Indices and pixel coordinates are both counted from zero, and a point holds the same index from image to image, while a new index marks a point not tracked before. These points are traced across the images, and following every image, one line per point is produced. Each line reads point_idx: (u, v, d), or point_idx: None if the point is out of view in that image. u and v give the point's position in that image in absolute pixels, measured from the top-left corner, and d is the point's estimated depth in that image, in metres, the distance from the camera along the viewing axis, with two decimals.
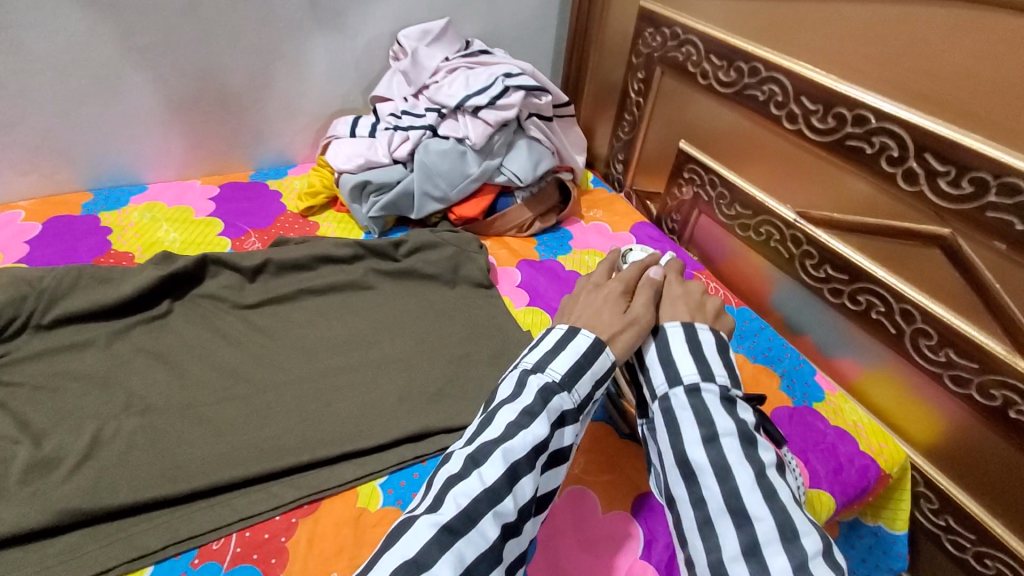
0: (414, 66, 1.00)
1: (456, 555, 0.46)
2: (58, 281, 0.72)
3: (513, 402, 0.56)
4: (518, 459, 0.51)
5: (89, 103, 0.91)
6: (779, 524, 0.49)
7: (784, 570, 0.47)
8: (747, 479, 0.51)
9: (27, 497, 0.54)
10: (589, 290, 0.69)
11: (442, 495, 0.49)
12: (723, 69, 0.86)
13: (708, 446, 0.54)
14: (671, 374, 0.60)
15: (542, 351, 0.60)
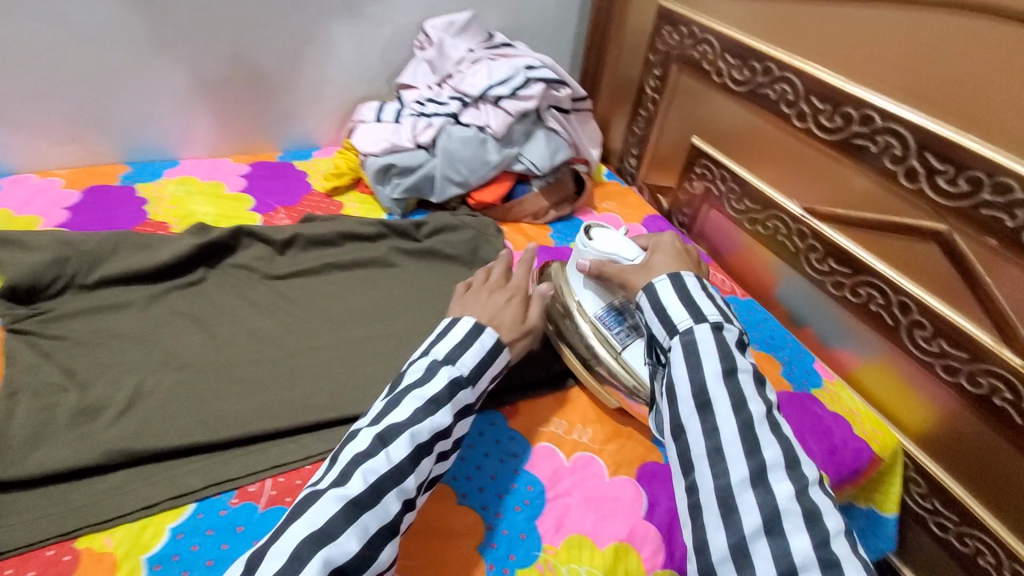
0: (440, 56, 1.05)
1: (363, 524, 0.47)
2: (100, 244, 0.77)
3: (421, 388, 0.56)
4: (423, 443, 0.52)
5: (128, 78, 0.95)
6: (785, 452, 0.50)
7: (789, 494, 0.48)
8: (759, 412, 0.52)
9: (76, 438, 0.58)
10: (486, 290, 0.68)
11: (350, 470, 0.50)
12: (738, 68, 0.90)
13: (727, 380, 0.53)
14: (693, 312, 0.58)
15: (452, 338, 0.60)
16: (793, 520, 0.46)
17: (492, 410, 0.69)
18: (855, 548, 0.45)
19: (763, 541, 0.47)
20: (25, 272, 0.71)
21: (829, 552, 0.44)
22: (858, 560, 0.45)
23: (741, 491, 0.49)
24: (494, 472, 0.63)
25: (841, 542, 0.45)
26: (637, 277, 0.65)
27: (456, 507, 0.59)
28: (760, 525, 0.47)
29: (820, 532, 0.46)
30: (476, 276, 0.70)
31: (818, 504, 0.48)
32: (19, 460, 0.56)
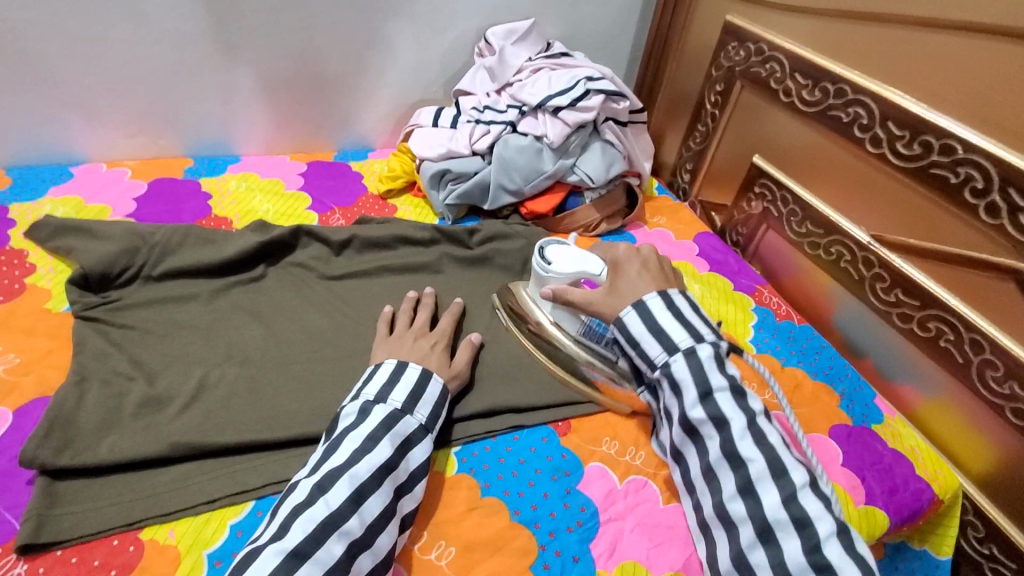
0: (501, 64, 1.04)
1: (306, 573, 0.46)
2: (168, 237, 0.79)
3: (357, 429, 0.56)
4: (365, 482, 0.52)
5: (195, 75, 0.97)
6: (768, 462, 0.56)
7: (775, 503, 0.54)
8: (741, 428, 0.58)
9: (142, 428, 0.59)
10: (412, 335, 0.70)
11: (289, 521, 0.49)
12: (808, 89, 0.87)
13: (704, 403, 0.59)
14: (665, 344, 0.63)
15: (378, 382, 0.61)
16: (784, 528, 0.53)
17: (542, 425, 0.69)
18: (847, 550, 0.50)
19: (760, 550, 0.53)
20: (98, 261, 0.74)
21: (820, 557, 0.50)
22: (850, 559, 0.49)
23: (733, 503, 0.56)
24: (547, 489, 0.62)
25: (832, 545, 0.50)
26: (605, 303, 0.67)
27: (509, 524, 0.59)
28: (756, 536, 0.54)
29: (811, 537, 0.51)
30: (402, 315, 0.73)
31: (808, 510, 0.53)
32: (89, 447, 0.57)
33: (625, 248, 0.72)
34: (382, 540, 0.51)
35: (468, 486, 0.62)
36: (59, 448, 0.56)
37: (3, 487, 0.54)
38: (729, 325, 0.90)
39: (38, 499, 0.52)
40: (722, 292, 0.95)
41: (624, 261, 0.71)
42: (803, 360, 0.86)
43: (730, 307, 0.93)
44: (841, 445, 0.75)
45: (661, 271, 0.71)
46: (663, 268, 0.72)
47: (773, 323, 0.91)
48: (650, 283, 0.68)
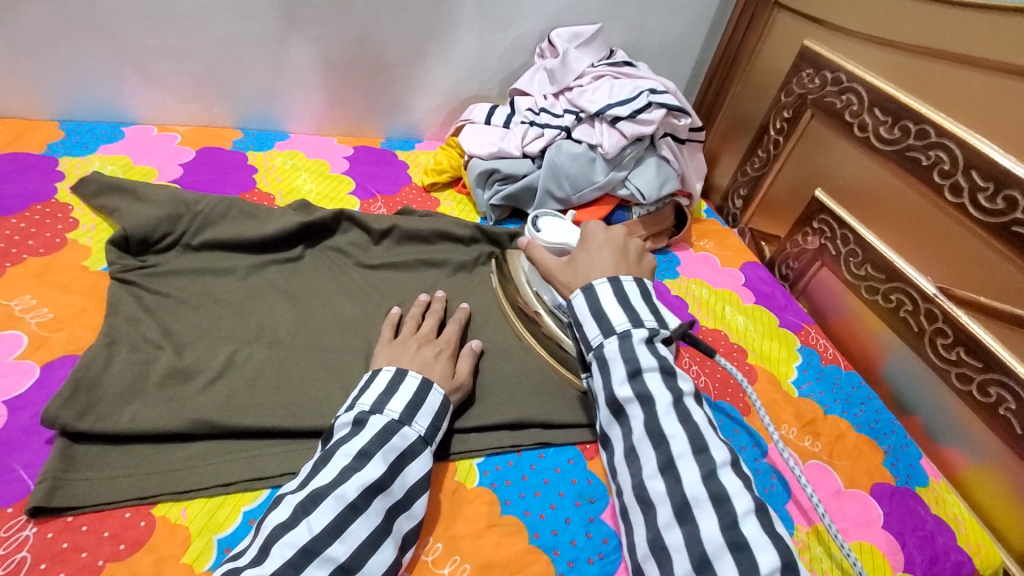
0: (562, 67, 1.00)
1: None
2: (212, 208, 0.78)
3: (349, 443, 0.53)
4: (351, 505, 0.49)
5: (256, 47, 0.96)
6: (690, 440, 0.53)
7: (694, 479, 0.51)
8: (665, 404, 0.55)
9: (166, 400, 0.58)
10: (416, 341, 0.66)
11: (268, 547, 0.45)
12: (887, 126, 0.83)
13: (632, 381, 0.57)
14: (603, 328, 0.60)
15: (375, 392, 0.57)
16: (701, 506, 0.50)
17: (569, 446, 0.66)
18: (763, 526, 0.48)
19: (676, 529, 0.50)
20: (141, 225, 0.73)
21: (736, 535, 0.47)
22: (765, 536, 0.47)
23: (653, 482, 0.53)
24: (569, 515, 0.59)
25: (749, 523, 0.48)
26: (563, 274, 0.68)
27: (527, 548, 0.56)
28: (673, 515, 0.51)
29: (728, 514, 0.49)
30: (409, 320, 0.70)
31: (725, 487, 0.50)
32: (112, 413, 0.56)
33: (596, 225, 0.71)
34: (372, 565, 0.48)
35: (489, 501, 0.59)
36: (81, 412, 0.54)
37: (22, 443, 0.53)
38: (771, 363, 0.86)
39: (54, 461, 0.51)
40: (766, 327, 0.91)
41: (591, 236, 0.70)
42: (848, 410, 0.81)
43: (774, 344, 0.88)
44: (881, 505, 0.70)
45: (625, 250, 0.69)
46: (628, 251, 0.69)
47: (818, 366, 0.86)
48: (607, 260, 0.67)
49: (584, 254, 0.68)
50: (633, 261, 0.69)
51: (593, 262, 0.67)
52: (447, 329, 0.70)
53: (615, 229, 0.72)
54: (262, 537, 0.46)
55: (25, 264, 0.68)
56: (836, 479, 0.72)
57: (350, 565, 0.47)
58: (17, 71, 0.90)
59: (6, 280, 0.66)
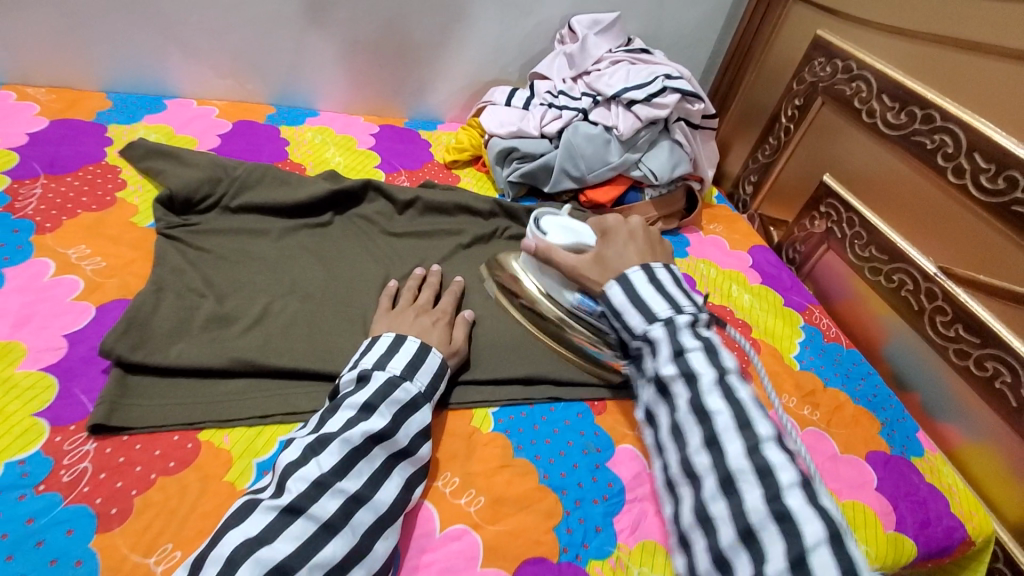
0: (581, 52, 1.05)
1: (301, 525, 0.46)
2: (249, 173, 0.84)
3: (354, 397, 0.56)
4: (356, 448, 0.52)
5: (290, 26, 1.01)
6: (735, 415, 0.52)
7: (739, 454, 0.50)
8: (708, 380, 0.54)
9: (209, 340, 0.63)
10: (413, 311, 0.69)
11: (284, 482, 0.49)
12: (894, 111, 0.86)
13: (676, 359, 0.56)
14: (645, 313, 0.60)
15: (377, 353, 0.61)
16: (746, 479, 0.49)
17: (579, 401, 0.70)
18: (809, 499, 0.46)
19: (721, 502, 0.50)
20: (184, 185, 0.79)
21: (781, 506, 0.47)
22: (812, 509, 0.46)
23: (697, 457, 0.53)
24: (577, 461, 0.63)
25: (795, 495, 0.47)
26: (593, 273, 0.67)
27: (537, 487, 0.60)
28: (718, 488, 0.50)
29: (773, 486, 0.48)
30: (405, 292, 0.72)
31: (771, 460, 0.50)
32: (160, 349, 0.61)
33: (614, 218, 0.72)
34: (381, 496, 0.51)
35: (502, 445, 0.63)
36: (134, 345, 0.60)
37: (82, 371, 0.59)
38: (774, 338, 0.89)
39: (111, 387, 0.56)
40: (771, 306, 0.94)
41: (612, 229, 0.71)
42: (847, 384, 0.84)
43: (778, 321, 0.92)
44: (875, 471, 0.74)
45: (649, 242, 0.70)
46: (649, 238, 0.71)
47: (820, 343, 0.90)
48: (635, 252, 0.67)
49: (610, 249, 0.68)
50: (661, 253, 0.70)
51: (624, 255, 0.67)
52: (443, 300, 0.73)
53: (630, 216, 0.73)
54: (277, 474, 0.49)
55: (79, 217, 0.74)
56: (833, 445, 0.75)
57: (362, 496, 0.50)
58: (69, 44, 0.96)
59: (63, 230, 0.71)
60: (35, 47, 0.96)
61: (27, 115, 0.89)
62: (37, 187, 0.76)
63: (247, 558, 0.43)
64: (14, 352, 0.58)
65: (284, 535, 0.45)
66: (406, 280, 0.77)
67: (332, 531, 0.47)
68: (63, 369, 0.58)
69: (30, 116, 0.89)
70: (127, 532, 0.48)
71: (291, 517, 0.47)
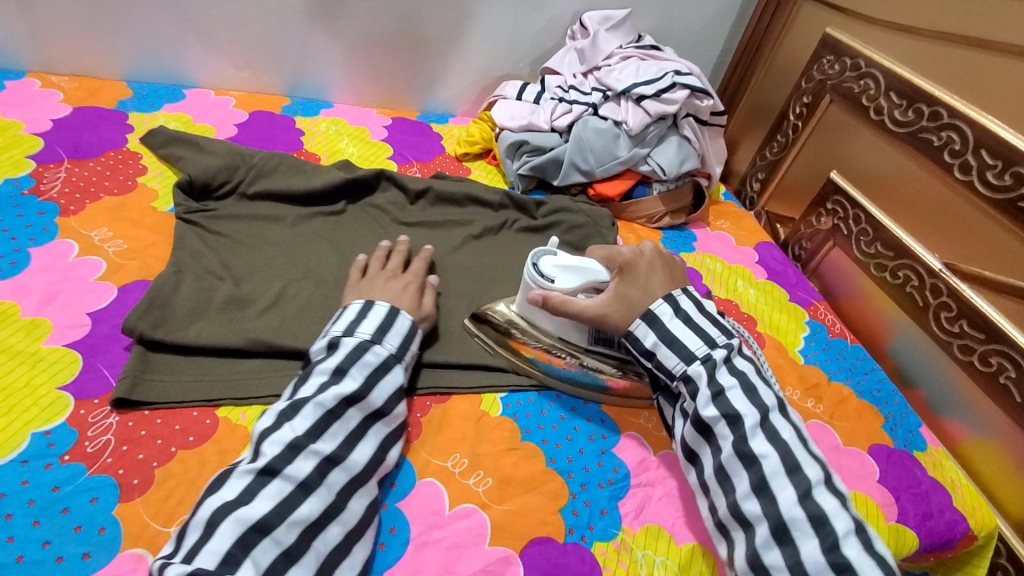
0: (592, 47, 1.05)
1: (278, 485, 0.49)
2: (265, 161, 0.86)
3: (323, 363, 0.58)
4: (329, 410, 0.54)
5: (306, 19, 1.03)
6: (783, 459, 0.55)
7: (790, 500, 0.53)
8: (753, 424, 0.56)
9: (227, 321, 0.65)
10: (383, 277, 0.70)
11: (260, 446, 0.51)
12: (902, 108, 0.87)
13: (717, 401, 0.58)
14: (681, 352, 0.62)
15: (347, 318, 0.62)
16: (801, 528, 0.51)
17: None
18: (866, 548, 0.49)
19: (776, 550, 0.51)
20: (203, 172, 0.81)
21: (839, 556, 0.49)
22: (868, 558, 0.49)
23: (747, 503, 0.54)
24: (582, 445, 0.65)
25: (851, 543, 0.50)
26: (618, 314, 0.65)
27: (544, 469, 0.62)
28: (771, 535, 0.52)
29: (830, 535, 0.50)
30: (375, 261, 0.73)
31: (824, 506, 0.52)
32: (180, 328, 0.63)
33: (629, 248, 0.69)
34: (355, 456, 0.54)
35: (510, 429, 0.65)
36: (155, 324, 0.62)
37: (105, 347, 0.61)
38: (779, 332, 0.90)
39: (133, 362, 0.58)
40: (776, 301, 0.95)
41: (631, 260, 0.68)
42: (851, 379, 0.85)
43: (783, 316, 0.93)
44: (878, 463, 0.75)
45: (667, 267, 0.69)
46: (665, 263, 0.69)
47: (824, 338, 0.91)
48: (659, 286, 0.66)
49: (633, 289, 0.66)
50: (680, 277, 0.69)
51: (649, 291, 0.66)
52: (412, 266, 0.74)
53: (641, 243, 0.70)
54: (254, 439, 0.52)
55: (102, 201, 0.76)
56: (836, 437, 0.76)
57: (336, 457, 0.53)
58: (92, 33, 0.98)
59: (86, 213, 0.74)
60: (58, 37, 0.98)
61: (51, 101, 0.91)
62: (61, 171, 0.78)
63: (228, 516, 0.46)
64: (40, 327, 0.60)
65: (262, 496, 0.48)
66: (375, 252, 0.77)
67: (308, 490, 0.50)
68: (88, 346, 0.60)
69: (54, 103, 0.91)
70: (148, 501, 0.50)
71: (267, 478, 0.49)
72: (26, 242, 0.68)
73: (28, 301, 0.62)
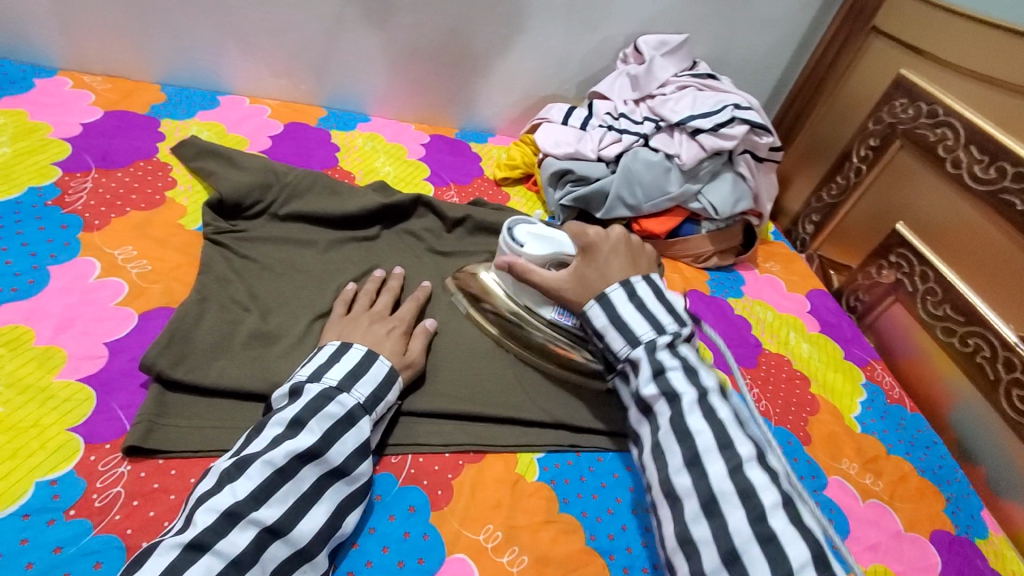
0: (647, 75, 1.00)
1: (206, 563, 0.43)
2: (299, 180, 0.81)
3: (282, 413, 0.52)
4: (279, 471, 0.48)
5: (348, 29, 0.99)
6: (715, 434, 0.52)
7: (720, 475, 0.50)
8: (690, 400, 0.54)
9: (251, 360, 0.61)
10: (368, 319, 0.65)
11: (192, 513, 0.45)
12: (982, 165, 0.80)
13: (656, 379, 0.56)
14: (627, 336, 0.59)
15: (316, 362, 0.57)
16: (729, 501, 0.48)
17: (626, 453, 0.65)
18: (792, 520, 0.46)
19: (703, 524, 0.49)
20: (234, 190, 0.77)
21: (765, 528, 0.46)
22: (795, 529, 0.46)
23: (678, 477, 0.52)
24: (625, 521, 0.59)
25: (778, 516, 0.46)
26: (572, 291, 0.64)
27: (583, 548, 0.56)
28: (699, 509, 0.49)
29: (756, 507, 0.47)
30: (363, 295, 0.68)
31: (753, 481, 0.49)
32: (201, 366, 0.58)
33: (595, 228, 0.66)
34: (302, 528, 0.48)
35: (547, 497, 0.59)
36: (175, 361, 0.57)
37: (120, 384, 0.56)
38: (834, 395, 0.83)
39: (150, 405, 0.54)
40: (830, 357, 0.89)
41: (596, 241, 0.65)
42: (910, 452, 0.79)
43: (837, 376, 0.86)
44: (939, 552, 0.68)
45: (631, 254, 0.66)
46: (631, 251, 0.66)
47: (882, 405, 0.84)
48: (618, 270, 0.63)
49: (592, 268, 0.64)
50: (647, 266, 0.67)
51: (604, 273, 0.63)
52: (400, 309, 0.68)
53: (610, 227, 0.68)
54: (189, 505, 0.46)
55: (128, 216, 0.72)
56: (896, 521, 0.70)
57: (280, 528, 0.47)
58: (130, 34, 0.95)
59: (111, 228, 0.70)
60: (96, 37, 0.95)
61: (83, 104, 0.88)
62: (88, 181, 0.75)
63: None
64: (54, 358, 0.56)
65: None
66: (365, 281, 0.73)
67: (240, 569, 0.44)
68: (102, 381, 0.56)
69: (85, 105, 0.88)
70: None
71: (195, 554, 0.43)
72: (46, 258, 0.65)
73: (44, 326, 0.58)
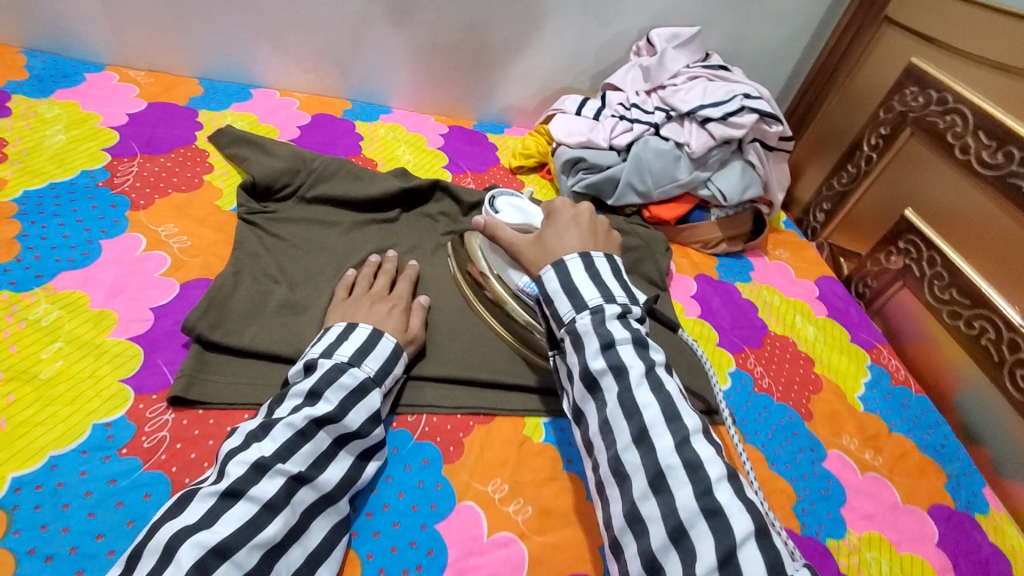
0: (658, 66, 1.03)
1: (242, 507, 0.47)
2: (325, 166, 0.87)
3: (299, 385, 0.57)
4: (300, 431, 0.53)
5: (373, 26, 1.04)
6: (663, 408, 0.51)
7: (667, 449, 0.49)
8: (638, 373, 0.52)
9: (281, 326, 0.66)
10: (369, 299, 0.68)
11: (224, 465, 0.49)
12: (990, 150, 0.81)
13: (606, 352, 0.53)
14: (575, 302, 0.57)
15: (326, 340, 0.61)
16: (676, 475, 0.48)
17: None
18: (737, 493, 0.46)
19: (652, 501, 0.48)
20: (266, 174, 0.83)
21: (711, 501, 0.46)
22: (738, 499, 0.46)
23: (626, 454, 0.50)
24: None
25: (723, 488, 0.47)
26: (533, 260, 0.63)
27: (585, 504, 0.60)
28: (648, 486, 0.48)
29: (702, 481, 0.47)
30: (362, 279, 0.72)
31: (699, 454, 0.49)
32: (236, 330, 0.64)
33: (562, 202, 0.68)
34: (325, 476, 0.53)
35: (552, 457, 0.63)
36: (213, 325, 0.63)
37: (164, 344, 0.62)
38: (839, 376, 0.85)
39: (190, 362, 0.59)
40: (835, 340, 0.91)
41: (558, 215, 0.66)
42: (914, 432, 0.80)
43: (842, 357, 0.88)
44: (937, 525, 0.70)
45: (592, 230, 0.66)
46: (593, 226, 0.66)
47: (886, 386, 0.86)
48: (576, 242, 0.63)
49: (553, 237, 0.64)
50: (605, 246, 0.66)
51: (565, 243, 0.63)
52: (398, 287, 0.72)
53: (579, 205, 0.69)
54: (220, 458, 0.50)
55: (170, 197, 0.78)
56: (895, 493, 0.72)
57: (305, 476, 0.52)
58: (171, 32, 1.02)
59: (155, 208, 0.76)
60: (140, 35, 1.02)
61: (128, 96, 0.95)
62: (134, 165, 0.81)
63: (185, 542, 0.43)
64: (106, 319, 0.63)
65: (223, 521, 0.46)
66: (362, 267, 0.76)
67: (274, 510, 0.49)
68: (149, 341, 0.62)
69: (130, 98, 0.95)
70: None
71: (230, 501, 0.47)
72: (99, 233, 0.71)
73: (98, 292, 0.65)
